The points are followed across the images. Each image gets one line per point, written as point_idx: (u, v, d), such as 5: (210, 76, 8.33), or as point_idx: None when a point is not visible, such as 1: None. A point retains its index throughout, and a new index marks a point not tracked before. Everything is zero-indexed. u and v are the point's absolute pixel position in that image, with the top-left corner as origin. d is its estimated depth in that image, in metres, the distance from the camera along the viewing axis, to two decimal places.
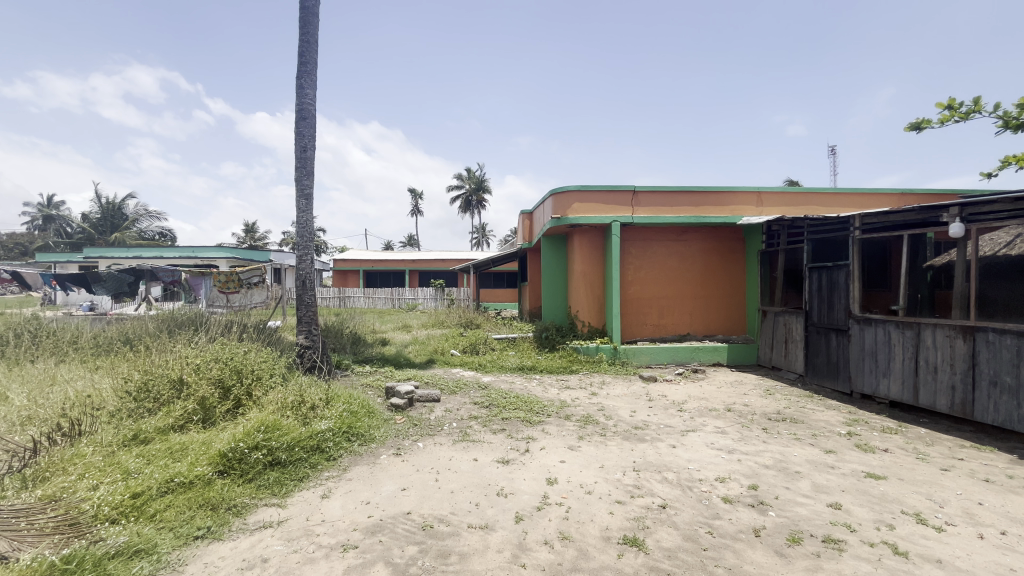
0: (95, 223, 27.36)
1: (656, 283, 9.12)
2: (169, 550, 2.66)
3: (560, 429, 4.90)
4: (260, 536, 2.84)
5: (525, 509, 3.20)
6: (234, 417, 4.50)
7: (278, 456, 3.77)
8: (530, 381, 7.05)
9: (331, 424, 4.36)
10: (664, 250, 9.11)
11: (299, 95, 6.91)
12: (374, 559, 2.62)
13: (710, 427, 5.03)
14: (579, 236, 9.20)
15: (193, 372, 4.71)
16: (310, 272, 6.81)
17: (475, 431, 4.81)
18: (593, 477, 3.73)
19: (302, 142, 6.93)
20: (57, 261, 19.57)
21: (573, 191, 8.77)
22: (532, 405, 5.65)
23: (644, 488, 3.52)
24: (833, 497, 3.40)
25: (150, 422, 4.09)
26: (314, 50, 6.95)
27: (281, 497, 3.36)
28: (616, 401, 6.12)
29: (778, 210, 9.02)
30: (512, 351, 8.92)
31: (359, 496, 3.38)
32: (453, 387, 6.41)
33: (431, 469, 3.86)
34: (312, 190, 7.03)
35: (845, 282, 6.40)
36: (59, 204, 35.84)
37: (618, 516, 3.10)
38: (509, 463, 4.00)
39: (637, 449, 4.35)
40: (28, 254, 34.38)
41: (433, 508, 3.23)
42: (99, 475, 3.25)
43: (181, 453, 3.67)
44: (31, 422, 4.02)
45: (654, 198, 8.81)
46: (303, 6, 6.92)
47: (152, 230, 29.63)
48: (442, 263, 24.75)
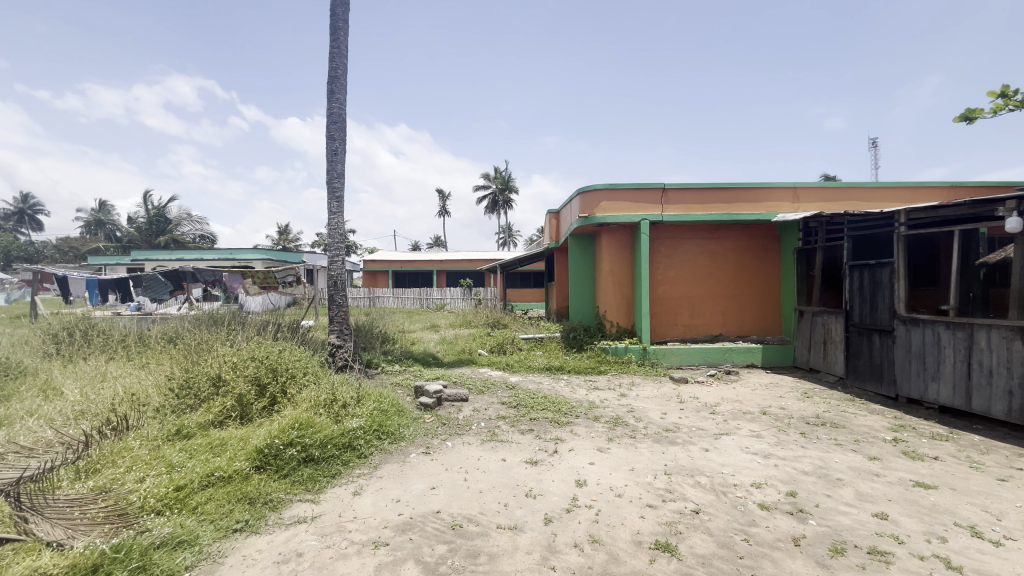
0: (143, 229, 28.73)
1: (686, 282, 8.93)
2: (210, 542, 2.76)
3: (588, 431, 4.84)
4: (294, 531, 2.91)
5: (554, 511, 3.18)
6: (269, 415, 4.61)
7: (311, 452, 3.85)
8: (558, 382, 7.00)
9: (362, 423, 4.43)
10: (694, 249, 8.91)
11: (330, 100, 7.06)
12: (404, 557, 2.64)
13: (744, 430, 4.88)
14: (607, 234, 9.07)
15: (231, 370, 4.86)
16: (341, 273, 6.96)
17: (503, 431, 4.80)
18: (623, 479, 3.66)
19: (333, 145, 7.08)
20: (106, 265, 20.61)
21: (600, 189, 8.67)
22: (560, 406, 5.60)
23: (676, 492, 3.44)
24: (878, 506, 3.24)
25: (191, 418, 4.27)
26: (343, 54, 7.09)
27: (315, 493, 3.44)
28: (646, 402, 6.01)
29: (816, 206, 8.67)
30: (540, 351, 8.87)
31: (389, 494, 3.43)
32: (480, 387, 6.42)
33: (460, 469, 3.88)
34: (343, 192, 7.17)
35: (889, 280, 6.10)
36: (108, 209, 37.92)
37: (649, 521, 3.04)
38: (538, 463, 3.98)
39: (668, 452, 4.25)
40: (79, 259, 36.30)
41: (463, 507, 3.24)
42: (145, 468, 3.41)
43: (221, 448, 3.81)
44: (84, 416, 4.26)
45: (684, 195, 8.61)
46: (332, 13, 7.07)
47: (192, 234, 30.91)
48: (469, 263, 24.89)
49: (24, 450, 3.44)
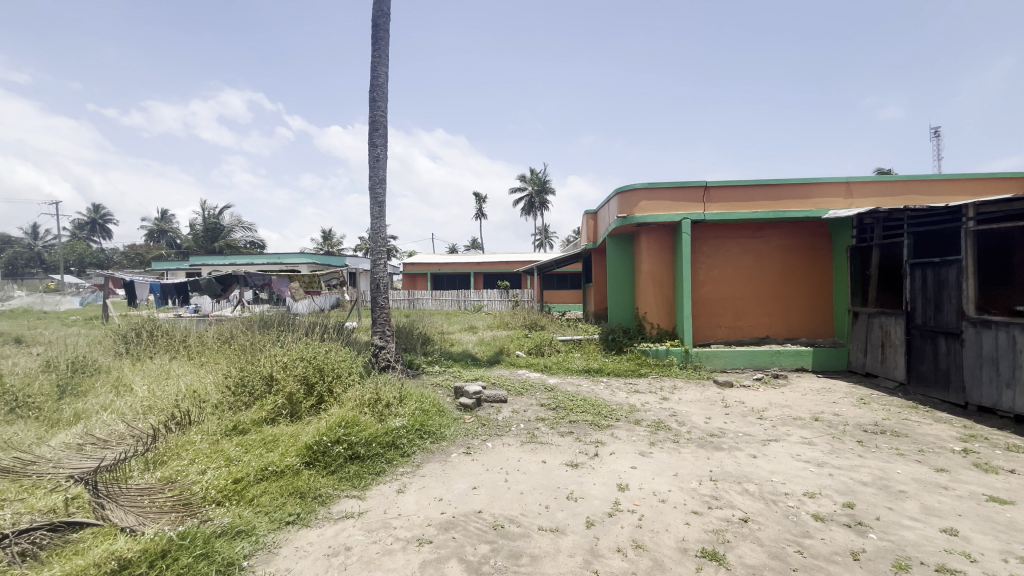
0: (200, 235, 30.50)
1: (730, 283, 8.64)
2: (266, 533, 2.90)
3: (629, 434, 4.77)
4: (342, 525, 3.01)
5: (596, 515, 3.15)
6: (317, 413, 4.80)
7: (357, 450, 3.98)
8: (597, 384, 6.92)
9: (405, 422, 4.55)
10: (738, 248, 8.61)
11: (372, 108, 7.29)
12: (448, 555, 2.69)
13: (795, 437, 4.67)
14: (646, 235, 8.90)
15: (282, 369, 5.09)
16: (383, 276, 7.16)
17: (543, 433, 4.80)
18: (667, 485, 3.58)
19: (375, 152, 7.29)
20: (168, 270, 22.02)
21: (639, 188, 8.52)
22: (600, 409, 5.54)
23: (723, 500, 3.34)
24: (947, 522, 3.02)
25: (246, 415, 4.50)
26: (384, 63, 7.30)
27: (360, 490, 3.55)
28: (689, 406, 5.85)
29: (871, 202, 8.20)
30: (578, 353, 8.80)
31: (432, 492, 3.49)
32: (519, 388, 6.44)
33: (500, 470, 3.91)
34: (385, 197, 7.37)
35: (956, 279, 5.69)
36: (168, 217, 40.47)
37: (695, 528, 2.96)
38: (578, 466, 3.96)
39: (714, 457, 4.13)
40: (144, 265, 38.92)
41: (504, 508, 3.26)
42: (206, 461, 3.63)
43: (273, 443, 3.99)
44: (152, 410, 4.57)
45: (727, 193, 8.33)
46: (374, 24, 7.30)
47: (244, 241, 32.57)
48: (505, 265, 25.01)
49: (101, 441, 3.73)
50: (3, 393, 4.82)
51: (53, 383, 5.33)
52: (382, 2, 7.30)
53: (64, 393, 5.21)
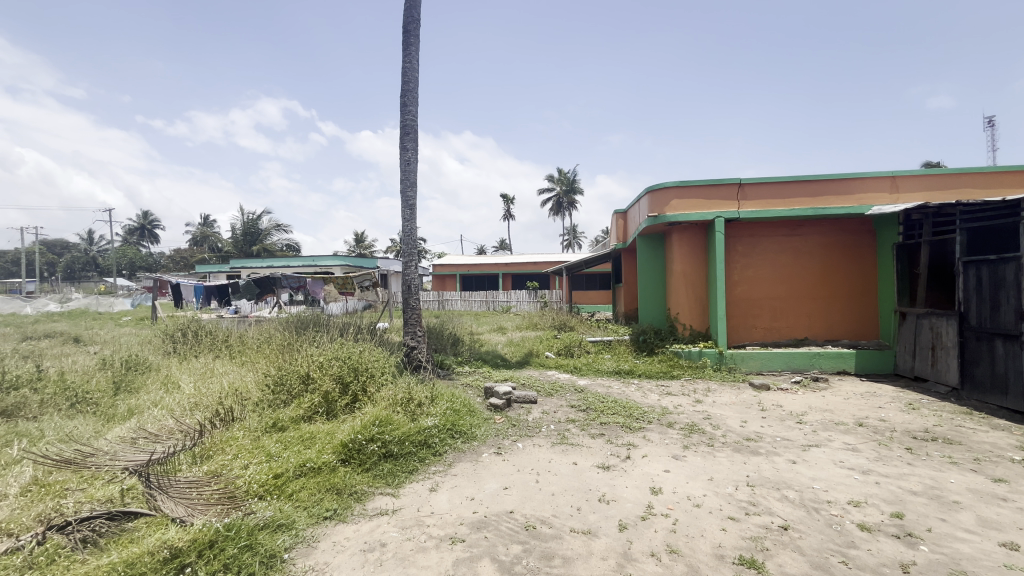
0: (239, 239, 31.73)
1: (766, 283, 8.39)
2: (305, 527, 3.00)
3: (662, 437, 4.69)
4: (377, 522, 3.08)
5: (629, 518, 3.11)
6: (352, 411, 4.92)
7: (390, 448, 4.06)
8: (628, 386, 6.84)
9: (437, 422, 4.61)
10: (775, 247, 8.35)
11: (403, 113, 7.42)
12: (480, 554, 2.71)
13: (838, 443, 4.49)
14: (678, 234, 8.72)
15: (318, 369, 5.25)
16: (414, 277, 7.28)
17: (573, 434, 4.77)
18: (702, 489, 3.51)
19: (406, 156, 7.42)
20: (210, 272, 23.00)
21: (670, 187, 8.38)
22: (632, 411, 5.47)
23: (761, 506, 3.24)
24: (1006, 535, 2.85)
25: (285, 412, 4.66)
26: (415, 68, 7.42)
27: (394, 487, 3.62)
28: (724, 409, 5.70)
29: (919, 197, 7.81)
30: (608, 355, 8.71)
31: (463, 491, 3.53)
32: (549, 389, 6.42)
33: (531, 470, 3.91)
34: (416, 200, 7.49)
35: (1014, 278, 5.36)
36: (210, 223, 42.26)
37: (732, 534, 2.89)
38: (610, 468, 3.92)
39: (751, 462, 4.01)
40: (188, 268, 40.80)
41: (536, 509, 3.26)
42: (248, 456, 3.77)
43: (311, 440, 4.12)
44: (198, 407, 4.79)
45: (763, 190, 8.08)
46: (404, 29, 7.43)
47: (280, 244, 33.69)
48: (534, 266, 24.99)
49: (152, 436, 3.93)
50: (65, 389, 5.16)
51: (109, 379, 5.66)
52: (412, 8, 7.43)
53: (119, 390, 5.52)
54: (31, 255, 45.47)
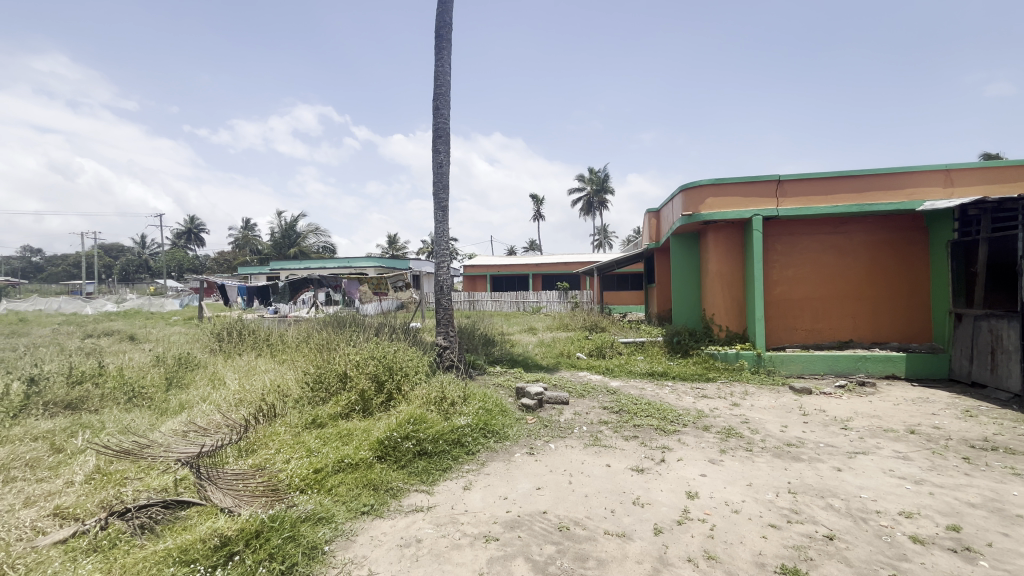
0: (278, 242, 32.90)
1: (808, 283, 8.08)
2: (344, 521, 3.09)
3: (698, 441, 4.59)
4: (413, 518, 3.14)
5: (664, 522, 3.06)
6: (387, 409, 5.03)
7: (425, 446, 4.13)
8: (662, 388, 6.72)
9: (469, 421, 4.66)
10: (817, 246, 8.03)
11: (435, 116, 7.53)
12: (514, 553, 2.73)
13: (887, 451, 4.28)
14: (714, 232, 8.50)
15: (355, 367, 5.39)
16: (446, 278, 7.38)
17: (606, 436, 4.73)
18: (740, 495, 3.42)
19: (438, 159, 7.53)
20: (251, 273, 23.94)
21: (705, 185, 8.18)
22: (666, 413, 5.37)
23: (804, 514, 3.13)
24: None
25: (323, 409, 4.81)
26: (447, 72, 7.53)
27: (429, 485, 3.68)
28: (763, 413, 5.52)
29: (976, 191, 7.35)
30: (641, 356, 8.58)
31: (496, 490, 3.55)
32: (581, 390, 6.39)
33: (564, 471, 3.90)
34: (447, 202, 7.58)
35: None
36: (251, 226, 44.01)
37: (773, 542, 2.80)
38: (644, 471, 3.87)
39: (792, 469, 3.88)
40: (231, 270, 42.59)
41: (569, 510, 3.25)
42: (290, 451, 3.92)
43: (348, 437, 4.24)
44: (243, 403, 5.01)
45: (804, 186, 7.77)
46: (437, 34, 7.54)
47: (317, 246, 34.75)
48: (564, 267, 24.87)
49: (202, 429, 4.14)
50: (123, 384, 5.49)
51: (162, 375, 5.99)
52: (444, 13, 7.53)
53: (171, 385, 5.83)
54: (91, 258, 48.58)
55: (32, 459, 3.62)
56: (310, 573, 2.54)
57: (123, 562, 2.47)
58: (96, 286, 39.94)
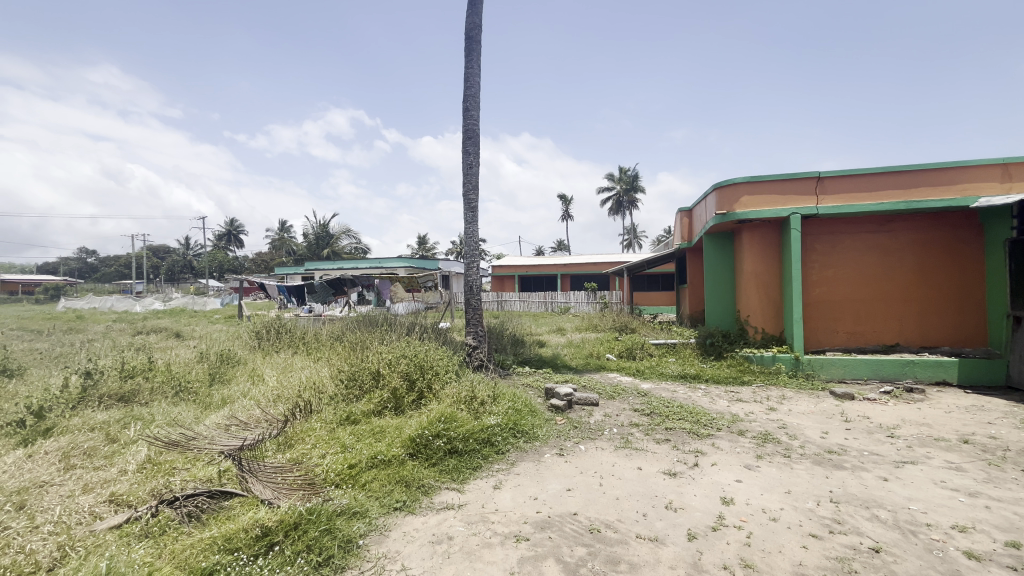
0: (313, 243, 33.83)
1: (850, 284, 7.75)
2: (378, 516, 3.16)
3: (733, 445, 4.47)
4: (444, 516, 3.18)
5: (698, 528, 3.00)
6: (418, 407, 5.10)
7: (455, 445, 4.17)
8: (694, 391, 6.57)
9: (500, 421, 4.68)
10: (860, 245, 7.69)
11: (465, 118, 7.60)
12: (545, 554, 2.73)
13: (938, 461, 4.06)
14: (749, 232, 8.26)
15: (387, 366, 5.50)
16: (476, 278, 7.44)
17: (637, 439, 4.66)
18: (778, 502, 3.31)
19: (468, 160, 7.60)
20: (287, 274, 24.71)
21: (740, 183, 7.96)
22: (699, 417, 5.25)
23: (847, 524, 3.01)
24: None
25: (357, 406, 4.93)
26: (477, 73, 7.58)
27: (460, 483, 3.72)
28: (802, 419, 5.33)
29: None
30: (672, 358, 8.42)
31: (526, 491, 3.56)
32: (611, 392, 6.31)
33: (595, 473, 3.86)
34: (477, 202, 7.64)
35: None
36: (288, 228, 45.44)
37: (814, 553, 2.69)
38: (677, 475, 3.79)
39: (834, 477, 3.73)
40: (268, 270, 44.09)
41: (600, 512, 3.23)
42: (326, 446, 4.04)
43: (381, 434, 4.33)
44: (281, 398, 5.19)
45: (846, 183, 7.46)
46: (467, 36, 7.60)
47: (349, 247, 35.57)
48: (593, 267, 24.65)
49: (243, 423, 4.32)
50: (171, 378, 5.77)
51: (205, 371, 6.26)
52: (473, 15, 7.59)
53: (214, 380, 6.09)
54: (140, 259, 51.30)
55: (89, 448, 3.85)
56: (345, 566, 2.61)
57: (172, 548, 2.61)
58: (145, 285, 42.15)
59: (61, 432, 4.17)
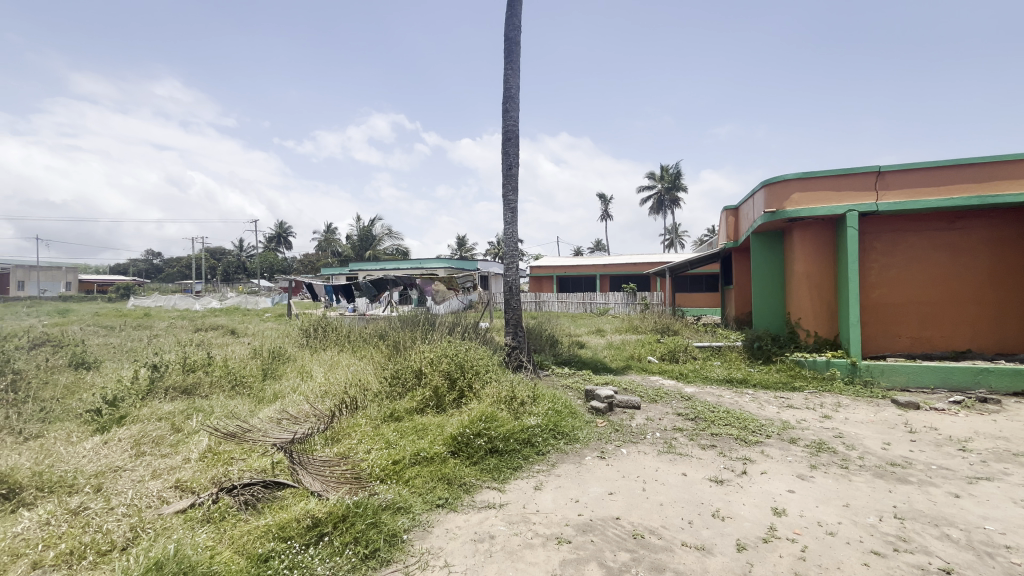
0: (356, 244, 34.91)
1: (916, 285, 7.24)
2: (421, 512, 3.22)
3: (784, 454, 4.27)
4: (485, 515, 3.20)
5: (748, 538, 2.88)
6: (459, 406, 5.16)
7: (496, 445, 4.19)
8: (741, 396, 6.33)
9: (540, 422, 4.67)
10: (927, 244, 7.19)
11: (505, 119, 7.64)
12: (588, 557, 2.70)
13: (1017, 478, 3.73)
14: (801, 230, 7.86)
15: (429, 364, 5.59)
16: (515, 279, 7.45)
17: (681, 444, 4.54)
18: (835, 516, 3.13)
19: (508, 161, 7.63)
20: (332, 274, 25.61)
21: (791, 179, 7.60)
22: (747, 423, 5.05)
23: (914, 543, 2.81)
24: None
25: (400, 404, 5.04)
26: (517, 74, 7.60)
27: (500, 482, 3.74)
28: (860, 428, 5.03)
29: None
30: (717, 362, 8.14)
31: (568, 493, 3.53)
32: (653, 395, 6.18)
33: (637, 478, 3.79)
34: (516, 203, 7.66)
35: None
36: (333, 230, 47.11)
37: (877, 571, 2.53)
38: (724, 483, 3.66)
39: (898, 492, 3.49)
40: (315, 271, 45.87)
41: (644, 518, 3.16)
42: (371, 442, 4.15)
43: (424, 431, 4.41)
44: (328, 394, 5.39)
45: (910, 177, 6.98)
46: (507, 38, 7.64)
47: (391, 248, 36.49)
48: (633, 267, 24.21)
49: (294, 418, 4.51)
50: (227, 373, 6.11)
51: (259, 367, 6.58)
52: (513, 17, 7.62)
53: (266, 376, 6.39)
54: (200, 260, 54.60)
55: (157, 437, 4.12)
56: (390, 560, 2.67)
57: (231, 534, 2.75)
58: (203, 285, 44.85)
59: (132, 421, 4.49)
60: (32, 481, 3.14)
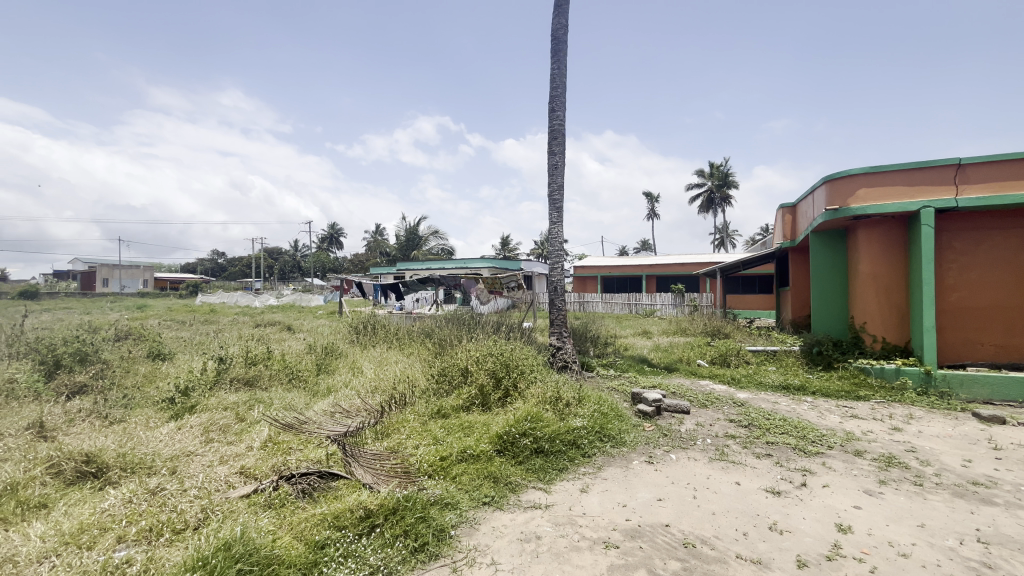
0: (403, 244, 35.87)
1: (1000, 288, 6.64)
2: (468, 508, 3.26)
3: (848, 467, 4.01)
4: (531, 515, 3.20)
5: (810, 555, 2.72)
6: (504, 405, 5.19)
7: (541, 445, 4.19)
8: (800, 404, 6.00)
9: (586, 423, 4.62)
10: (1013, 242, 6.59)
11: (551, 119, 7.61)
12: (636, 563, 2.64)
13: None
14: (867, 229, 7.35)
15: (475, 363, 5.66)
16: (561, 279, 7.40)
17: (734, 452, 4.35)
18: (907, 536, 2.91)
19: (554, 160, 7.60)
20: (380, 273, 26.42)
21: (856, 174, 7.14)
22: (807, 432, 4.78)
23: (1000, 570, 2.57)
24: None
25: (447, 402, 5.13)
26: (563, 73, 7.56)
27: (546, 483, 3.72)
28: (936, 443, 4.64)
29: None
30: (773, 367, 7.76)
31: (614, 497, 3.47)
32: (704, 400, 5.96)
33: (688, 485, 3.67)
34: (562, 202, 7.61)
35: None
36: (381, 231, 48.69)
37: None
38: (782, 495, 3.48)
39: (981, 513, 3.19)
40: (364, 270, 47.52)
41: (695, 527, 3.06)
42: (419, 438, 4.25)
43: (470, 428, 4.47)
44: (378, 389, 5.56)
45: (994, 170, 6.39)
46: (553, 37, 7.61)
47: (436, 248, 37.23)
48: (681, 267, 23.51)
49: (346, 411, 4.69)
50: (285, 367, 6.43)
51: (314, 361, 6.89)
52: (559, 16, 7.58)
53: (320, 370, 6.68)
54: (259, 259, 57.86)
55: (223, 425, 4.40)
56: (439, 554, 2.72)
57: (290, 520, 2.89)
58: (262, 283, 47.48)
59: (201, 409, 4.82)
60: (116, 462, 3.44)
